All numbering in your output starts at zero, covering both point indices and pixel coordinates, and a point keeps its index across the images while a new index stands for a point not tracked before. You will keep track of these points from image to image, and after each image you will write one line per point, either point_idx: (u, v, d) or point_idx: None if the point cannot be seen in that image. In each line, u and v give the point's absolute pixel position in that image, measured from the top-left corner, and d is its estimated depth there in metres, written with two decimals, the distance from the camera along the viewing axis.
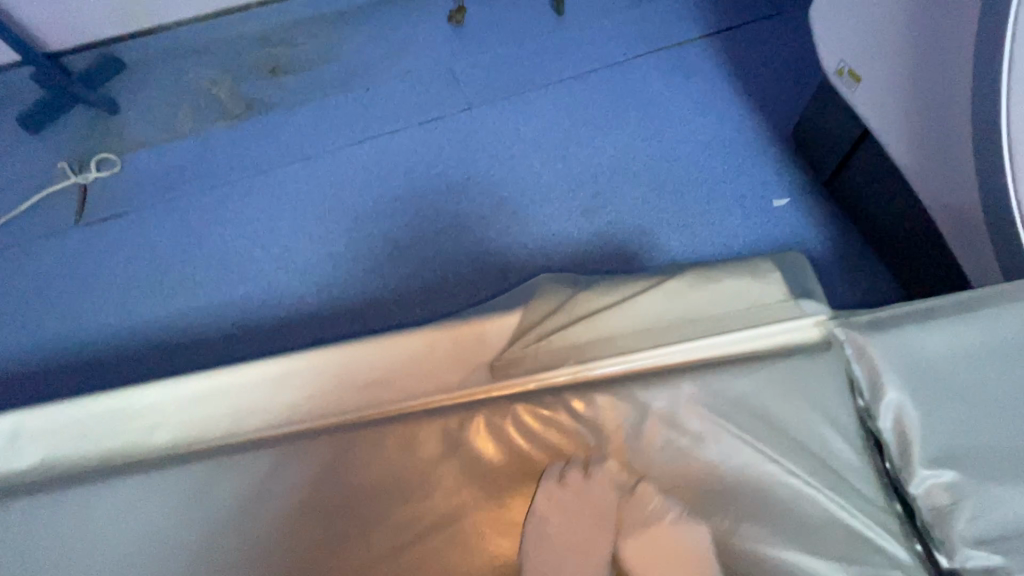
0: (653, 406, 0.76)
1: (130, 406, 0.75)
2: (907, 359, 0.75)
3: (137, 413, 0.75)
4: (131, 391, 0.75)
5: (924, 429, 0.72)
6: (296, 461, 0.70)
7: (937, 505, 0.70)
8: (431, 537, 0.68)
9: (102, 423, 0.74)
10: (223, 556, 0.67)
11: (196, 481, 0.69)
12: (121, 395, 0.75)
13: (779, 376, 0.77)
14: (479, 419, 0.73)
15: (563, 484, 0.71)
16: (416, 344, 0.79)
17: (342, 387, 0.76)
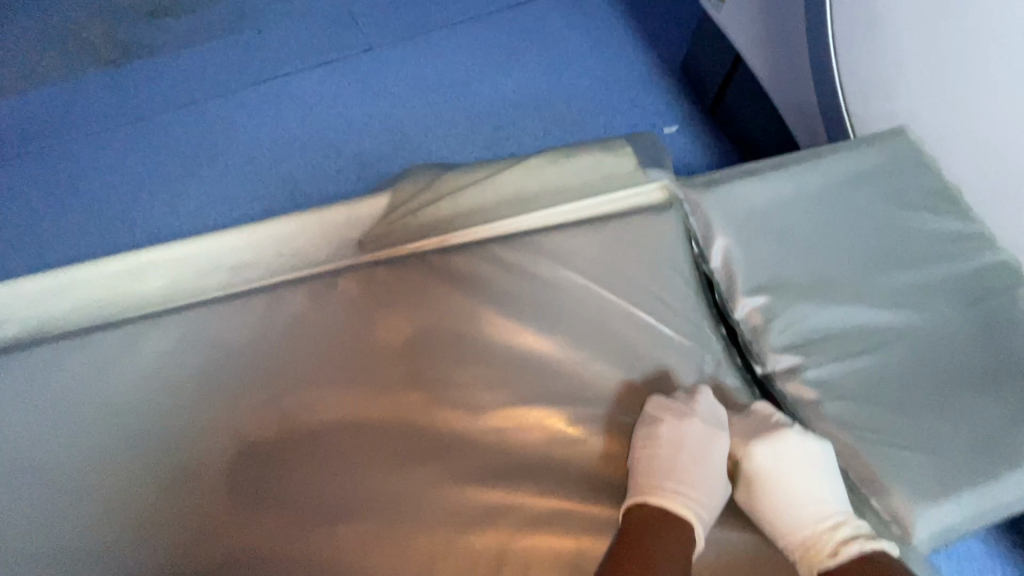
0: (509, 260, 0.80)
1: (38, 290, 0.80)
2: (731, 209, 0.86)
3: (49, 296, 0.80)
4: (48, 274, 0.81)
5: (745, 265, 0.83)
6: (176, 326, 0.75)
7: (755, 325, 0.80)
8: (295, 393, 0.72)
9: (13, 303, 0.79)
10: (106, 411, 0.71)
11: (84, 351, 0.73)
12: (40, 278, 0.80)
13: (621, 229, 0.84)
14: (343, 283, 0.78)
15: (415, 333, 0.75)
16: (298, 232, 0.86)
17: (226, 270, 0.83)
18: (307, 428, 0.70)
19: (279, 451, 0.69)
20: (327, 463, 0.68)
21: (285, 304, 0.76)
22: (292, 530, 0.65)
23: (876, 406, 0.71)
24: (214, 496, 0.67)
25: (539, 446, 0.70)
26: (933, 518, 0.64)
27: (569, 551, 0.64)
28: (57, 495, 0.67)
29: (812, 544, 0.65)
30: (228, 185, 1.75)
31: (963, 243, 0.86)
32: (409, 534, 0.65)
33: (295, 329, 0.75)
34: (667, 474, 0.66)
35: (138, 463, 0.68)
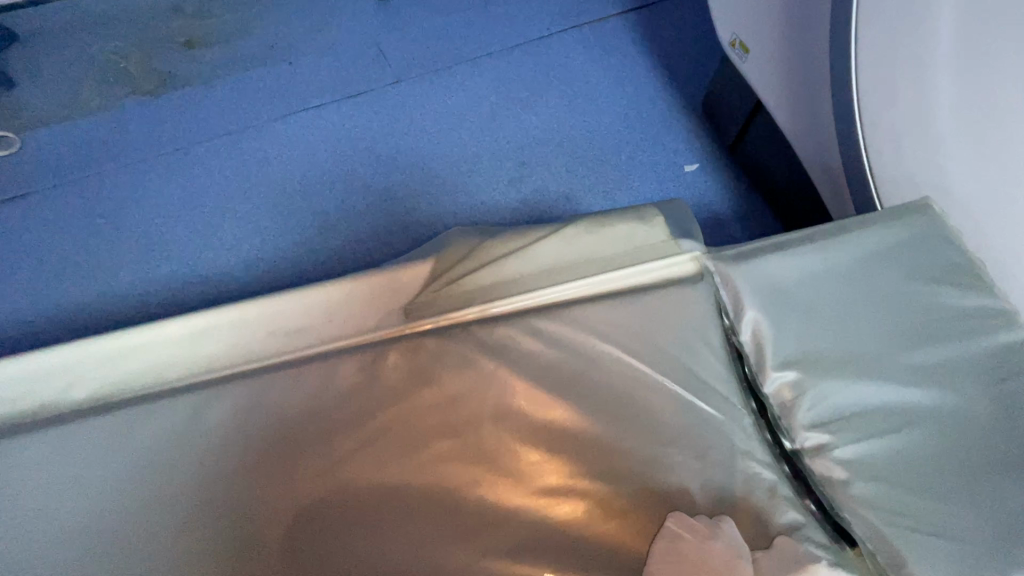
0: (549, 332, 0.85)
1: (111, 352, 0.85)
2: (761, 283, 0.90)
3: (119, 357, 0.85)
4: (120, 336, 0.86)
5: (775, 340, 0.86)
6: (240, 392, 0.80)
7: (784, 400, 0.83)
8: (346, 462, 0.76)
9: (87, 364, 0.85)
10: (175, 475, 0.76)
11: (158, 414, 0.79)
12: (113, 340, 0.86)
13: (655, 302, 0.88)
14: (393, 352, 0.83)
15: (460, 404, 0.80)
16: (347, 297, 0.91)
17: (280, 334, 0.87)
18: (361, 499, 0.74)
19: (321, 525, 0.73)
20: (378, 535, 0.72)
21: (339, 373, 0.81)
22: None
23: (903, 487, 0.74)
24: (274, 565, 0.71)
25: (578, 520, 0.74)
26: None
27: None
28: (128, 560, 0.71)
29: None
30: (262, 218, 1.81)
31: (987, 319, 0.88)
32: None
33: (347, 398, 0.80)
34: None
35: (204, 529, 0.72)
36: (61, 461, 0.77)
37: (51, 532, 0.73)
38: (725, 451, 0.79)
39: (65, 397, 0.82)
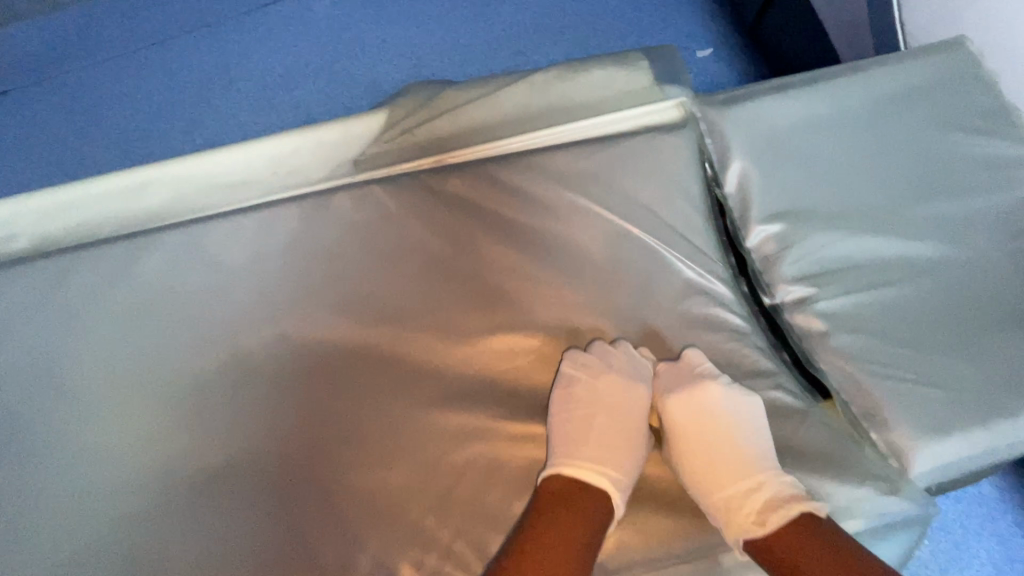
0: (506, 181, 0.76)
1: (43, 206, 0.80)
2: (751, 130, 0.79)
3: (52, 212, 0.81)
4: (51, 190, 0.81)
5: (761, 191, 0.77)
6: (171, 244, 0.75)
7: (766, 255, 0.75)
8: (287, 312, 0.72)
9: (19, 219, 0.80)
10: (104, 323, 0.72)
11: (83, 266, 0.74)
12: (42, 194, 0.81)
13: (629, 150, 0.79)
14: (334, 201, 0.76)
15: (408, 255, 0.74)
16: (291, 149, 0.83)
17: (219, 188, 0.82)
18: (297, 347, 0.70)
19: (265, 374, 0.69)
20: (306, 381, 0.68)
21: (277, 223, 0.75)
22: (264, 442, 0.64)
23: (889, 339, 0.67)
24: (194, 406, 0.67)
25: (522, 369, 0.68)
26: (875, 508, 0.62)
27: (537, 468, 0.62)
28: (54, 400, 0.69)
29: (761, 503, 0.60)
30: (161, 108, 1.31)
31: (1011, 169, 0.77)
32: (379, 451, 0.63)
33: (286, 248, 0.74)
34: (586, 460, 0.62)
35: (127, 371, 0.69)
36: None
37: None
38: (694, 303, 0.71)
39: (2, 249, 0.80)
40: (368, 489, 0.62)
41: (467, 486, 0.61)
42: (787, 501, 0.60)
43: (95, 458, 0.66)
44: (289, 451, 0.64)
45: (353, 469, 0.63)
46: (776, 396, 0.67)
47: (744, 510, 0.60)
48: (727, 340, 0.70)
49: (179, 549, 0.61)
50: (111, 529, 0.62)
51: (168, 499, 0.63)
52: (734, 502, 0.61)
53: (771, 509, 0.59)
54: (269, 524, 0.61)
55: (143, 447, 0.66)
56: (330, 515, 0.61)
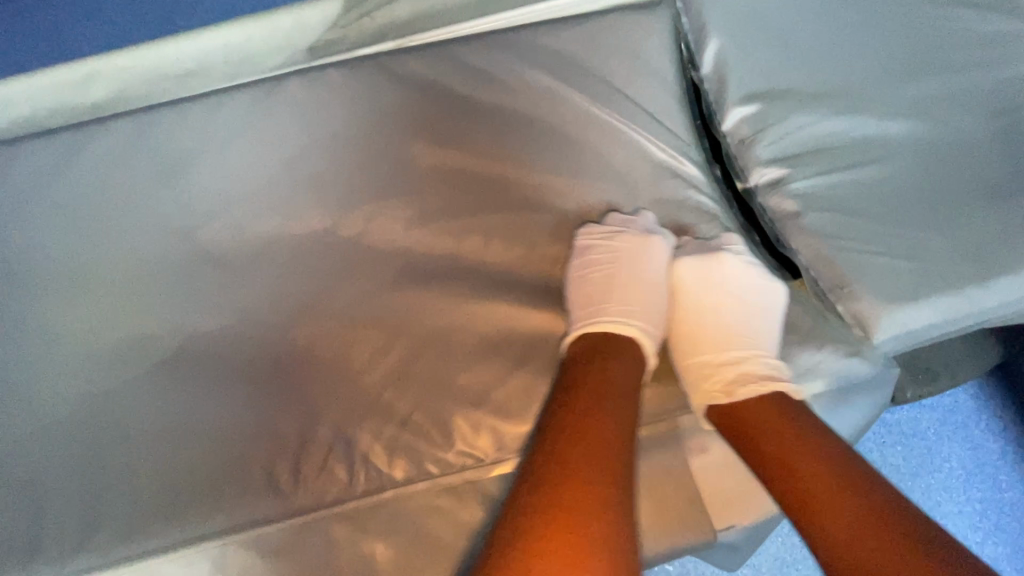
0: (469, 62, 0.72)
1: None
2: (731, 7, 0.74)
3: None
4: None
5: (739, 71, 0.73)
6: (115, 129, 0.72)
7: (741, 138, 0.72)
8: (242, 201, 0.70)
9: None
10: (52, 213, 0.70)
11: (23, 154, 0.71)
12: None
13: (599, 28, 0.74)
14: (288, 87, 0.72)
15: (366, 141, 0.71)
16: (241, 35, 0.78)
17: (171, 80, 0.78)
18: (253, 235, 0.68)
19: (222, 261, 0.67)
20: (261, 268, 0.67)
21: (228, 109, 0.72)
22: (224, 324, 0.64)
23: (861, 217, 0.65)
24: (149, 289, 0.66)
25: (479, 248, 0.67)
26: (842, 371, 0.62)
27: (494, 339, 0.62)
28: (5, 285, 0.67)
29: (748, 372, 0.61)
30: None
31: (1013, 44, 0.70)
32: (335, 330, 0.63)
33: (239, 133, 0.72)
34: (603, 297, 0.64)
35: (78, 258, 0.68)
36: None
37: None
38: (664, 186, 0.69)
39: None
40: (324, 368, 0.61)
41: (419, 361, 0.61)
42: (759, 378, 0.60)
43: (48, 342, 0.65)
44: (247, 332, 0.64)
45: (311, 349, 0.62)
46: (741, 273, 0.66)
47: (714, 379, 0.61)
48: (696, 220, 0.68)
49: (132, 426, 0.61)
50: (66, 408, 0.62)
51: (122, 376, 0.63)
52: (706, 370, 0.62)
53: (738, 385, 0.60)
54: (225, 399, 0.61)
55: (96, 332, 0.65)
56: (285, 392, 0.61)
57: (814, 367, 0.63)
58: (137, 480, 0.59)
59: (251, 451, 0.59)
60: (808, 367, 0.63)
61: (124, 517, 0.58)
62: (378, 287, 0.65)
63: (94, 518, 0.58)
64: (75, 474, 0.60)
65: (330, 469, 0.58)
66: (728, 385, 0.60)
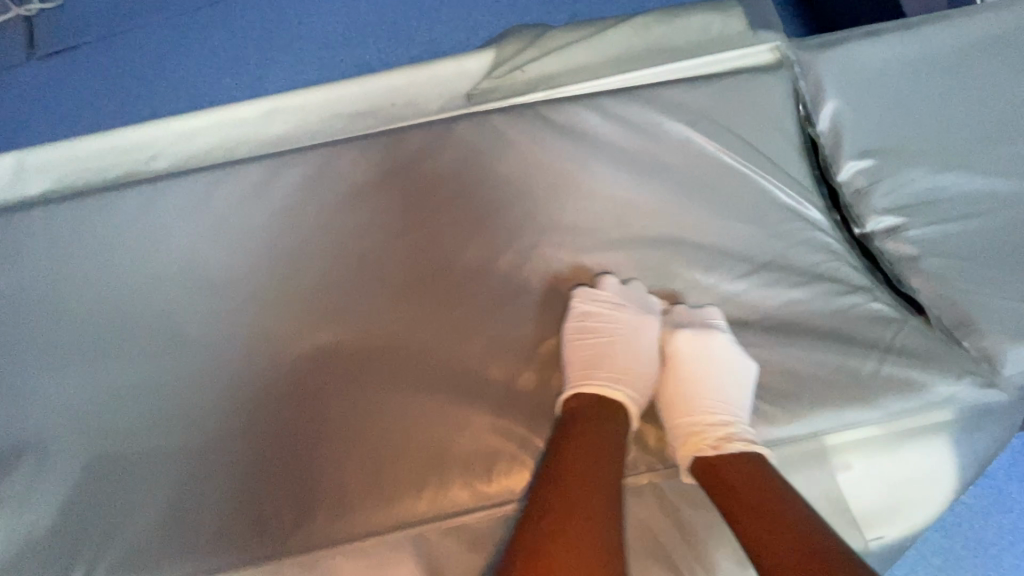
0: (616, 112, 0.82)
1: (168, 136, 0.87)
2: (844, 73, 0.84)
3: (182, 139, 0.87)
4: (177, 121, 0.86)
5: (853, 130, 0.82)
6: (303, 160, 0.81)
7: (857, 188, 0.80)
8: (417, 229, 0.79)
9: (146, 147, 0.86)
10: (246, 234, 0.79)
11: (216, 181, 0.80)
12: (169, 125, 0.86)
13: (729, 87, 0.83)
14: (456, 129, 0.82)
15: (525, 179, 0.80)
16: (404, 82, 0.88)
17: (338, 117, 0.88)
18: (430, 261, 0.77)
19: (404, 280, 0.76)
20: (432, 288, 0.76)
21: (401, 147, 0.82)
22: (413, 335, 0.73)
23: (977, 263, 0.72)
24: (339, 303, 0.75)
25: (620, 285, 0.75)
26: (972, 400, 0.66)
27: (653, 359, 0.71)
28: (206, 297, 0.76)
29: (695, 433, 0.65)
30: (208, 89, 1.20)
31: None
32: (509, 343, 0.73)
33: (410, 167, 0.81)
34: (597, 364, 0.70)
35: (274, 276, 0.77)
36: (137, 216, 0.79)
37: (131, 275, 0.77)
38: (793, 226, 0.77)
39: (147, 169, 0.86)
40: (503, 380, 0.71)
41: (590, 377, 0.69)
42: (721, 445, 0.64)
43: (250, 347, 0.73)
44: (434, 344, 0.73)
45: (487, 366, 0.71)
46: (873, 306, 0.70)
47: (699, 437, 0.65)
48: (825, 258, 0.74)
49: (334, 420, 0.69)
50: (271, 404, 0.70)
51: (321, 374, 0.72)
52: (689, 431, 0.66)
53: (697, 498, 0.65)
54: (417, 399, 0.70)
55: (293, 342, 0.74)
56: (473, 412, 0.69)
57: (949, 396, 0.66)
58: (343, 470, 0.67)
59: (445, 444, 0.68)
60: (944, 396, 0.66)
61: (335, 496, 0.66)
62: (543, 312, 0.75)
63: (305, 502, 0.66)
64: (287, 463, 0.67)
65: (519, 469, 0.67)
66: (714, 441, 0.64)
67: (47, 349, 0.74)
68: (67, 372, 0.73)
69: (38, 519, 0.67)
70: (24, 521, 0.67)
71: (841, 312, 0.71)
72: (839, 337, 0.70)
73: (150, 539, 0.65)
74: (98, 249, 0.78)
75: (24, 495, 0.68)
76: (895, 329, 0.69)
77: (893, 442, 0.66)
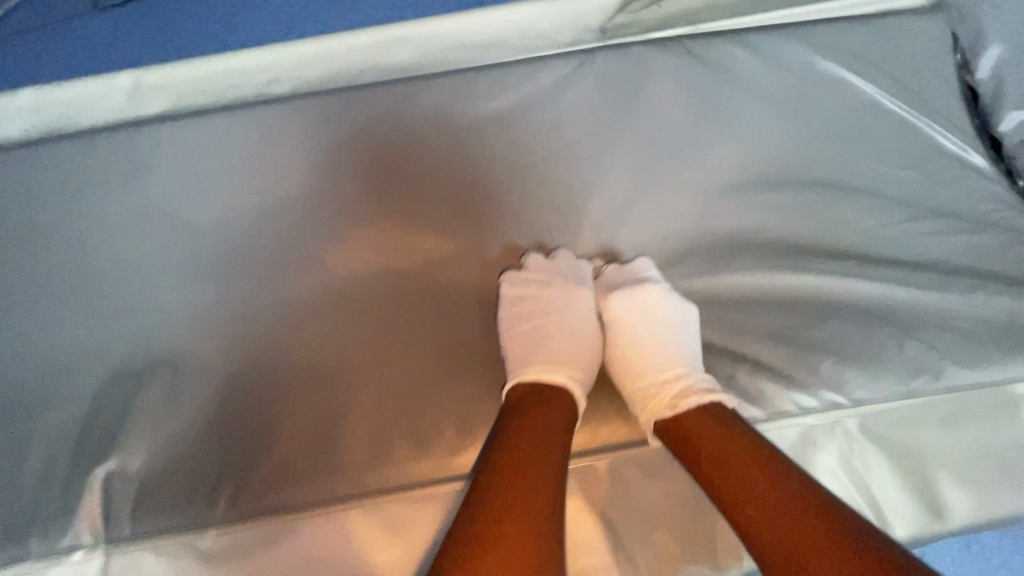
0: (768, 51, 0.78)
1: (289, 59, 0.84)
2: (1012, 17, 0.78)
3: (304, 63, 0.84)
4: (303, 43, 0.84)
5: (1019, 78, 0.77)
6: (437, 88, 0.77)
7: (1023, 139, 0.75)
8: (564, 162, 0.75)
9: (268, 70, 0.84)
10: (379, 160, 0.75)
11: (346, 103, 0.77)
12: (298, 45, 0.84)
13: (885, 30, 0.79)
14: (597, 63, 0.78)
15: (676, 115, 0.76)
16: (535, 13, 0.84)
17: (465, 47, 0.85)
18: (578, 197, 0.74)
19: (551, 215, 0.73)
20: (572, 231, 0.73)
21: (540, 78, 0.78)
22: (532, 290, 0.70)
23: None
24: (464, 244, 0.72)
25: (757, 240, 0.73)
26: None
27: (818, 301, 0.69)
28: (337, 219, 0.73)
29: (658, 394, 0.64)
30: None
31: None
32: (658, 286, 0.70)
33: (554, 98, 0.77)
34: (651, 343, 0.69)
35: (407, 203, 0.74)
36: (267, 135, 0.76)
37: (259, 195, 0.74)
38: (961, 175, 0.73)
39: (268, 92, 0.85)
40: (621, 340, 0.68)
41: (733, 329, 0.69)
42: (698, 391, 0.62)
43: (385, 276, 0.71)
44: (551, 300, 0.71)
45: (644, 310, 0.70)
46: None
47: (659, 398, 0.63)
48: (996, 208, 0.71)
49: (472, 369, 0.68)
50: (420, 331, 0.68)
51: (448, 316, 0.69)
52: (649, 394, 0.65)
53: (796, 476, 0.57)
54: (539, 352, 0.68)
55: (435, 274, 0.71)
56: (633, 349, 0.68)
57: None
58: (501, 401, 0.66)
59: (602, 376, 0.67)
60: None
61: (492, 425, 0.65)
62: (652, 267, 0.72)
63: (457, 455, 0.65)
64: (443, 393, 0.66)
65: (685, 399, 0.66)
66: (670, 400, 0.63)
67: (175, 265, 0.71)
68: (197, 289, 0.70)
69: (178, 433, 0.65)
70: (164, 435, 0.65)
71: (1021, 262, 0.69)
72: (1019, 284, 0.68)
73: (299, 457, 0.64)
74: (227, 168, 0.75)
75: (163, 409, 0.66)
76: None
77: None
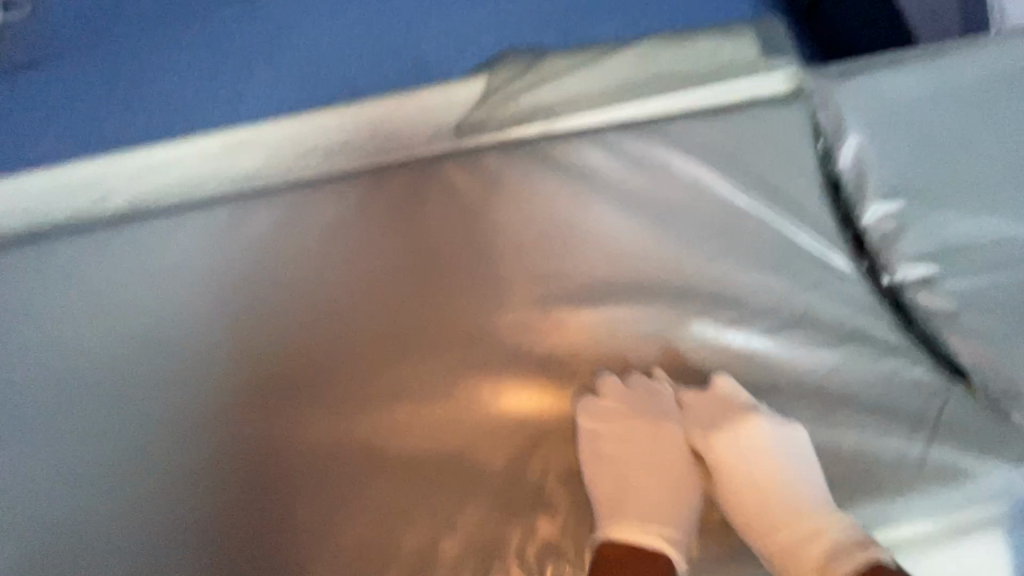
0: (619, 153, 0.74)
1: (119, 174, 0.77)
2: (866, 103, 0.76)
3: (135, 178, 0.77)
4: (134, 155, 0.77)
5: (879, 167, 0.74)
6: (271, 208, 0.73)
7: (884, 233, 0.73)
8: (407, 280, 0.70)
9: (94, 188, 0.77)
10: (213, 290, 0.71)
11: (176, 230, 0.72)
12: (129, 158, 0.77)
13: (744, 124, 0.76)
14: (440, 175, 0.73)
15: (524, 228, 0.72)
16: (384, 113, 0.79)
17: (309, 152, 0.78)
18: (420, 324, 0.69)
19: (391, 344, 0.69)
20: (412, 377, 0.68)
21: (380, 193, 0.73)
22: (367, 428, 0.66)
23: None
24: (293, 406, 0.67)
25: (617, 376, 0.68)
26: None
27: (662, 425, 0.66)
28: (174, 356, 0.70)
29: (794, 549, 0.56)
30: None
31: None
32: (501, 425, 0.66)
33: (397, 211, 0.72)
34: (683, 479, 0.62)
35: (243, 340, 0.70)
36: (95, 269, 0.72)
37: (89, 335, 0.71)
38: (816, 277, 0.70)
39: (97, 212, 0.76)
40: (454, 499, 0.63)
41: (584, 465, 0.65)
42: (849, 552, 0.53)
43: (222, 423, 0.68)
44: (385, 439, 0.66)
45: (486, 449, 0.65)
46: (914, 372, 0.66)
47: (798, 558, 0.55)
48: (854, 313, 0.69)
49: (320, 527, 0.63)
50: (259, 479, 0.65)
51: (279, 497, 0.65)
52: (791, 548, 0.56)
53: (834, 558, 0.53)
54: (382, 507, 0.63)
55: (269, 416, 0.67)
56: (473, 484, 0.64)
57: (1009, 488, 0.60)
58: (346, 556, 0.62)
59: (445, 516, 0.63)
60: (1003, 487, 0.60)
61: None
62: (503, 413, 0.66)
63: None
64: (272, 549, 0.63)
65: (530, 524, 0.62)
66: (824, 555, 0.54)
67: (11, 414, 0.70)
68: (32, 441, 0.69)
69: None
70: None
71: (874, 375, 0.66)
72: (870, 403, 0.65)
73: None
74: (61, 308, 0.72)
75: None
76: (939, 399, 0.65)
77: (954, 540, 0.59)
